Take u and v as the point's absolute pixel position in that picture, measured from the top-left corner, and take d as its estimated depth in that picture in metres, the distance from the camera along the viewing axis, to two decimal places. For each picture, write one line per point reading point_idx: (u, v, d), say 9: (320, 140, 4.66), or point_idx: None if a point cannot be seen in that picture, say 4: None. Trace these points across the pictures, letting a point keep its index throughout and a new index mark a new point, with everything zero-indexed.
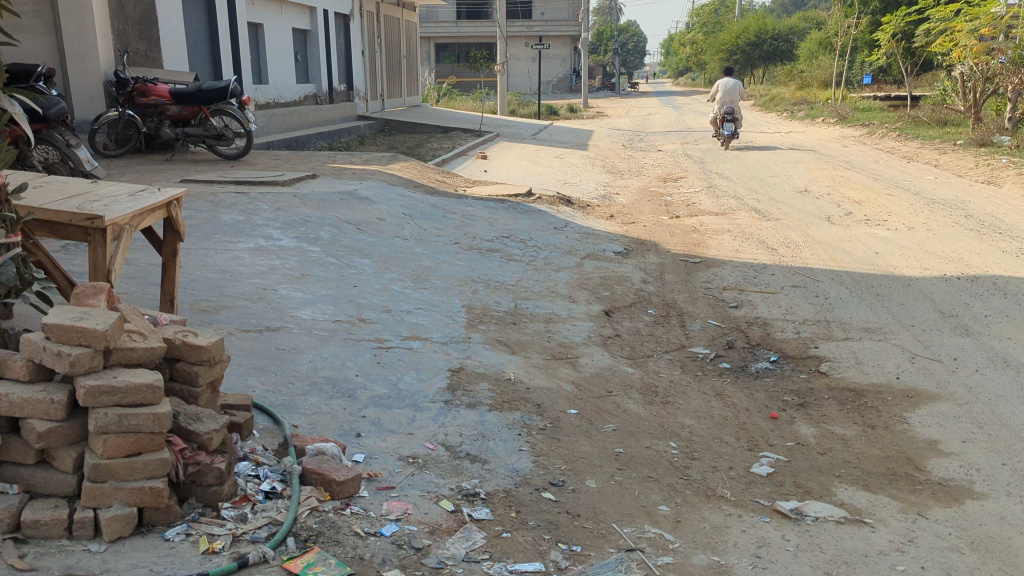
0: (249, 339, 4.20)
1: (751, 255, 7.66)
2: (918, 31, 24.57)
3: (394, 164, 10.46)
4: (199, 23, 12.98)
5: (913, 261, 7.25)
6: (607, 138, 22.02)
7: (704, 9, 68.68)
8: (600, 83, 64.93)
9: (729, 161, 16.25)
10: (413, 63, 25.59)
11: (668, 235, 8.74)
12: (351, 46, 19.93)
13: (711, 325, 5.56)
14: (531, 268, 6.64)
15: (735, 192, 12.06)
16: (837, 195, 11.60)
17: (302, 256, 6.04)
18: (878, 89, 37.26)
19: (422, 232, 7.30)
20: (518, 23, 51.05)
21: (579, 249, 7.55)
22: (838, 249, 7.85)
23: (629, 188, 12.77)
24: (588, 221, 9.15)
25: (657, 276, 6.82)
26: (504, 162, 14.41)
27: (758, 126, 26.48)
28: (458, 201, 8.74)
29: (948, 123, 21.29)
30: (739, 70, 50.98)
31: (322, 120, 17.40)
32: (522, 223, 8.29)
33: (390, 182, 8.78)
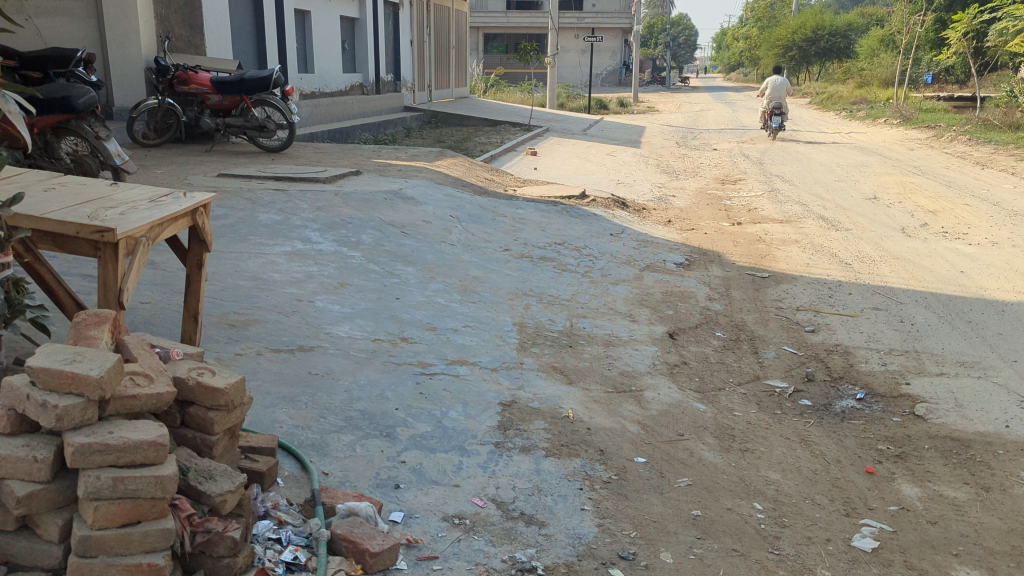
0: (278, 363, 3.81)
1: (823, 271, 7.09)
2: (991, 30, 23.50)
3: (441, 161, 10.06)
4: (245, 10, 12.73)
5: (1003, 282, 6.62)
6: (660, 135, 21.41)
7: (759, 4, 67.22)
8: (651, 76, 64.03)
9: (789, 163, 15.60)
10: (463, 53, 25.20)
11: (731, 244, 8.22)
12: (400, 35, 19.60)
13: (787, 353, 5.03)
14: (586, 281, 6.19)
15: (799, 197, 11.47)
16: (909, 204, 10.93)
17: (341, 263, 5.67)
18: (942, 90, 35.99)
19: (470, 238, 6.88)
20: (569, 14, 50.37)
21: (637, 259, 7.07)
22: (918, 266, 7.25)
23: (686, 190, 12.23)
24: (644, 227, 8.67)
25: (723, 293, 6.31)
26: (555, 159, 13.95)
27: (816, 126, 25.64)
28: (508, 203, 8.32)
29: (1021, 127, 20.29)
30: (795, 67, 49.76)
31: (369, 110, 17.09)
32: (576, 229, 7.82)
33: (437, 181, 8.38)
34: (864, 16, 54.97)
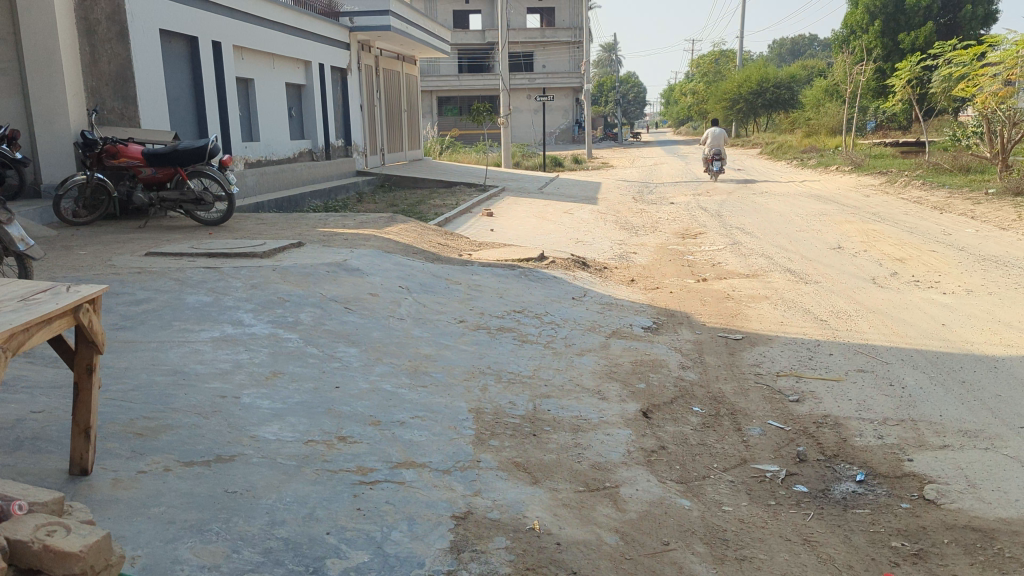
0: (190, 480, 3.23)
1: (798, 330, 6.68)
2: (935, 76, 23.88)
3: (392, 227, 9.58)
4: (183, 79, 12.28)
5: (988, 334, 6.25)
6: (617, 190, 21.25)
7: (704, 60, 68.69)
8: (603, 134, 64.78)
9: (748, 214, 15.40)
10: (415, 115, 24.96)
11: (699, 303, 7.81)
12: (350, 99, 19.26)
13: (773, 429, 4.54)
14: (548, 353, 5.68)
15: (762, 249, 11.17)
16: (875, 252, 10.67)
17: (276, 348, 5.09)
18: (888, 136, 36.69)
19: (422, 309, 6.35)
20: (520, 76, 50.89)
21: (602, 325, 6.59)
22: (897, 319, 6.89)
23: (647, 246, 11.87)
24: (608, 288, 8.23)
25: (696, 360, 5.85)
26: (511, 219, 13.57)
27: (771, 176, 25.74)
28: (462, 269, 7.83)
29: (972, 170, 20.43)
30: (743, 119, 50.60)
31: (319, 176, 16.62)
32: (535, 294, 7.35)
33: (386, 249, 7.89)
34: (806, 69, 56.39)
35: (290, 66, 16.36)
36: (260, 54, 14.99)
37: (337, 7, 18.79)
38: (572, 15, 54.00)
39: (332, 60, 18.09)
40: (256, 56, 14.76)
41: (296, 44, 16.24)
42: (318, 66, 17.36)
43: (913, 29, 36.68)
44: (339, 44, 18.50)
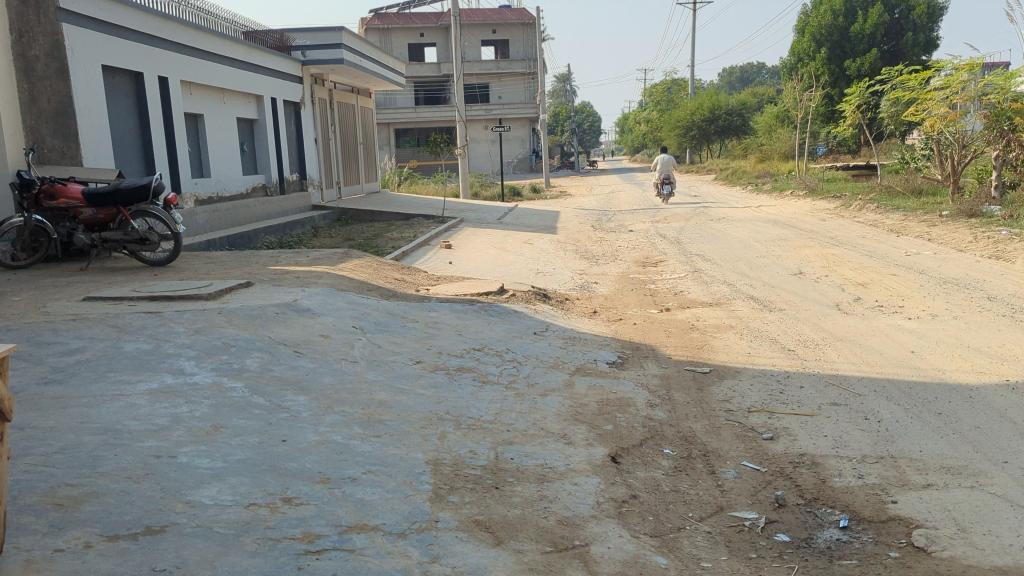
0: (113, 558, 2.89)
1: (767, 361, 6.50)
2: (883, 101, 24.31)
3: (346, 263, 9.27)
4: (129, 115, 11.90)
5: (959, 362, 6.15)
6: (576, 219, 21.17)
7: (657, 88, 69.60)
8: (560, 163, 65.15)
9: (707, 241, 15.36)
10: (371, 148, 24.69)
11: (663, 334, 7.61)
12: (304, 133, 18.95)
13: (748, 471, 4.31)
14: (510, 394, 5.41)
15: (724, 276, 11.06)
16: (836, 277, 10.62)
17: (218, 398, 4.74)
18: (839, 160, 37.30)
19: (377, 350, 6.04)
20: (476, 107, 51.00)
21: (565, 361, 6.34)
22: (865, 348, 6.79)
23: (608, 275, 11.70)
24: (570, 321, 8.00)
25: (664, 396, 5.62)
26: (470, 251, 13.33)
27: (727, 201, 25.89)
28: (419, 305, 7.54)
29: (924, 193, 20.71)
30: (697, 145, 51.21)
31: (273, 212, 16.25)
32: (495, 329, 7.09)
33: (339, 286, 7.59)
34: (757, 97, 57.42)
35: (241, 100, 16.03)
36: (210, 88, 14.65)
37: (289, 41, 18.55)
38: (525, 46, 54.44)
39: (285, 94, 17.80)
40: (205, 90, 14.41)
41: (246, 78, 15.93)
42: (270, 100, 17.05)
43: (858, 56, 37.52)
44: (291, 78, 18.22)
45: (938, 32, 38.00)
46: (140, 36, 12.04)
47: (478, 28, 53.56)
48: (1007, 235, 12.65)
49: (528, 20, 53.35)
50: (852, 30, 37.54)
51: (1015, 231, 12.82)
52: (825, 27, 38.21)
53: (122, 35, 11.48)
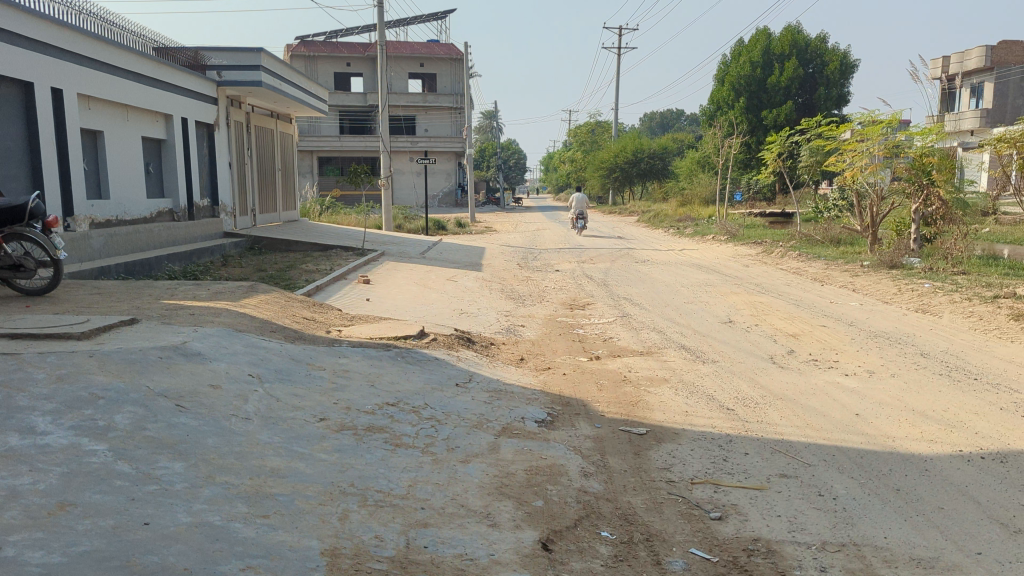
0: None
1: (706, 422, 6.00)
2: (802, 151, 24.70)
3: (251, 298, 8.46)
4: (15, 129, 10.86)
5: (906, 428, 5.75)
6: (500, 256, 20.63)
7: (582, 130, 70.23)
8: (486, 199, 64.94)
9: (634, 284, 15.01)
10: (290, 175, 23.73)
11: (595, 388, 7.03)
12: (218, 157, 17.94)
13: (698, 561, 3.75)
14: (426, 461, 4.73)
15: (653, 323, 10.63)
16: (767, 327, 10.30)
17: (72, 464, 3.93)
18: (757, 206, 37.96)
19: (275, 405, 5.29)
20: (401, 139, 50.41)
21: (489, 419, 5.69)
22: (808, 408, 6.37)
23: (534, 318, 11.15)
24: (495, 370, 7.36)
25: (598, 463, 5.05)
26: (389, 287, 12.61)
27: (651, 243, 25.85)
28: (328, 350, 6.79)
29: (843, 242, 20.92)
30: (620, 187, 51.59)
31: (179, 238, 15.19)
32: (412, 380, 6.41)
33: (239, 326, 6.80)
34: (678, 142, 58.51)
35: (147, 119, 15.03)
36: (111, 105, 13.64)
37: (203, 60, 17.63)
38: (452, 81, 54.28)
39: (198, 115, 16.84)
40: (105, 106, 13.41)
41: (155, 96, 14.98)
42: (180, 120, 16.06)
43: (774, 107, 38.54)
44: (205, 98, 17.28)
45: (849, 88, 39.31)
46: (33, 44, 11.09)
47: (406, 60, 53.18)
48: (929, 287, 12.62)
49: (455, 55, 53.26)
50: (770, 81, 38.51)
51: (938, 283, 12.81)
52: (745, 78, 39.11)
53: (10, 42, 10.52)
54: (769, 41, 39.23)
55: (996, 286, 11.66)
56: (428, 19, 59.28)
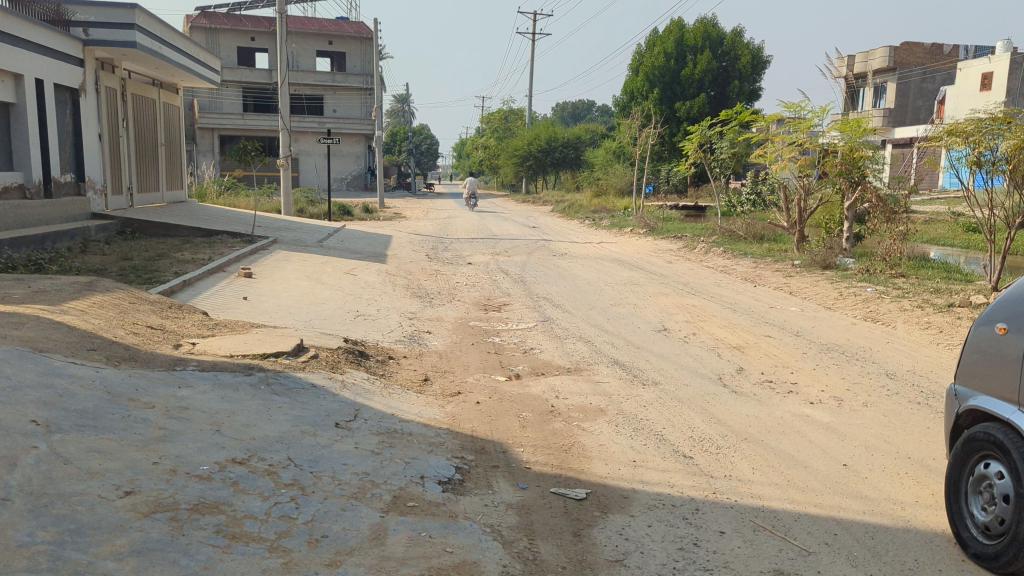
0: None
1: (660, 479, 4.65)
2: (722, 142, 23.72)
3: (83, 299, 6.61)
4: None
5: (915, 490, 4.55)
6: (407, 246, 18.97)
7: (495, 115, 68.72)
8: (396, 184, 62.85)
9: (553, 281, 13.64)
10: (176, 152, 21.34)
11: (516, 425, 5.57)
12: (85, 127, 15.52)
13: None
14: (273, 570, 3.18)
15: (579, 331, 9.24)
16: (708, 337, 9.07)
17: None
18: (672, 199, 37.18)
19: (58, 473, 3.59)
20: (308, 119, 47.88)
21: (375, 484, 4.18)
22: (783, 457, 5.10)
23: (442, 322, 9.62)
24: (390, 400, 5.79)
25: (523, 554, 3.63)
26: (277, 283, 10.84)
27: (568, 235, 24.60)
28: (166, 377, 5.08)
29: (766, 238, 20.00)
30: (532, 175, 50.32)
31: (31, 219, 12.83)
32: (275, 421, 4.82)
33: (41, 342, 5.01)
34: (591, 132, 57.75)
35: None
36: None
37: (65, 14, 15.22)
38: (362, 61, 51.93)
39: (58, 77, 14.39)
40: None
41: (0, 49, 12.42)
42: (35, 81, 13.54)
43: (688, 98, 37.93)
44: (69, 58, 14.86)
45: (761, 83, 38.97)
46: None
47: (313, 37, 50.54)
48: (871, 291, 11.65)
49: (366, 34, 50.96)
50: (683, 73, 37.84)
51: (880, 287, 11.86)
52: (658, 69, 38.29)
53: None
54: (682, 33, 38.56)
55: (944, 294, 10.75)
56: None
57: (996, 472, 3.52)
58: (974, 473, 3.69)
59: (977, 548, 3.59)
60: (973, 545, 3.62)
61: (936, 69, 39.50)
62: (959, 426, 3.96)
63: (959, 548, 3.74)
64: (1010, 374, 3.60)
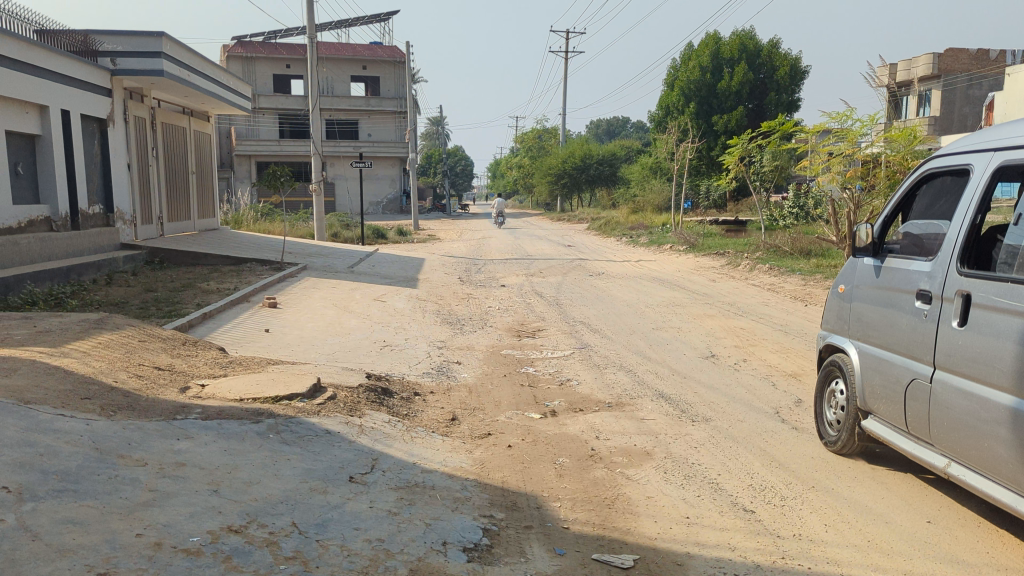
0: None
1: (720, 541, 4.04)
2: (764, 156, 22.97)
3: (87, 338, 6.18)
4: None
5: (1019, 553, 3.90)
6: (440, 269, 18.51)
7: (530, 134, 68.38)
8: (432, 206, 62.80)
9: (590, 303, 13.05)
10: (207, 179, 21.16)
11: (552, 474, 5.00)
12: (114, 158, 15.32)
13: None
14: None
15: (620, 359, 8.63)
16: (760, 364, 8.41)
17: None
18: (711, 214, 36.35)
19: (22, 554, 3.09)
20: (342, 144, 47.94)
21: (390, 554, 3.64)
22: (859, 512, 4.45)
23: (474, 352, 9.07)
24: (413, 447, 5.25)
25: None
26: (303, 313, 10.39)
27: (605, 254, 23.98)
28: (164, 429, 4.60)
29: (814, 253, 19.16)
30: (567, 194, 49.81)
31: (55, 252, 12.53)
32: (282, 477, 4.32)
33: (29, 393, 4.55)
34: (626, 149, 57.17)
35: (18, 109, 12.20)
36: None
37: (93, 44, 15.09)
38: (396, 85, 51.97)
39: (86, 107, 14.18)
40: None
41: (25, 81, 12.20)
42: (61, 112, 13.31)
43: (726, 111, 37.22)
44: (97, 88, 14.68)
45: (799, 94, 38.09)
46: None
47: (347, 62, 50.69)
48: None
49: (399, 58, 50.96)
50: (719, 86, 37.12)
51: None
52: (694, 83, 37.64)
53: None
54: (718, 45, 37.79)
55: None
56: (371, 20, 56.75)
57: (842, 389, 5.38)
58: (829, 389, 5.57)
59: (826, 438, 5.51)
60: (826, 435, 5.53)
61: (982, 75, 38.31)
62: (823, 356, 5.80)
63: (819, 438, 5.68)
64: (844, 322, 5.40)
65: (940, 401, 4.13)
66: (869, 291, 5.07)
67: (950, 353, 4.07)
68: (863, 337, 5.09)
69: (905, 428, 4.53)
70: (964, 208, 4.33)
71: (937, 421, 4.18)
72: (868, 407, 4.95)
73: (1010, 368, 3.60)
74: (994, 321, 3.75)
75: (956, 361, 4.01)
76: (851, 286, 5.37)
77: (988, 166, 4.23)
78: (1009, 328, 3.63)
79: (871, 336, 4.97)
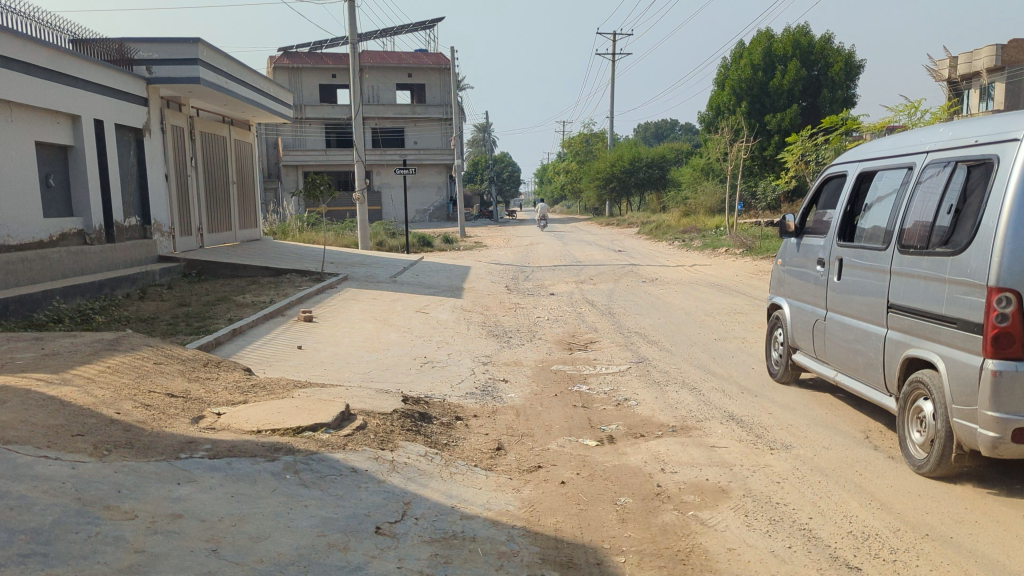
0: None
1: None
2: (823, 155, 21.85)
3: (96, 362, 5.62)
4: None
5: None
6: (486, 277, 17.85)
7: (577, 139, 67.34)
8: (478, 213, 62.22)
9: (644, 312, 12.24)
10: (248, 188, 20.80)
11: (615, 519, 4.26)
12: (150, 168, 14.99)
13: None
14: None
15: (682, 375, 7.85)
16: None
17: None
18: (766, 216, 35.04)
19: None
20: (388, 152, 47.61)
21: None
22: (991, 567, 3.66)
23: (522, 368, 8.37)
24: (450, 486, 4.57)
25: None
26: (339, 327, 9.78)
27: (657, 258, 23.06)
28: (164, 471, 3.99)
29: None
30: (615, 198, 48.75)
31: (87, 266, 12.12)
32: (295, 529, 3.66)
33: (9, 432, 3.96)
34: (676, 151, 55.91)
35: (48, 119, 11.82)
36: None
37: (128, 52, 14.83)
38: (441, 92, 51.57)
39: (120, 116, 13.85)
40: None
41: (56, 91, 11.84)
42: (93, 121, 12.95)
43: (779, 110, 36.03)
44: (132, 96, 14.37)
45: (856, 90, 36.61)
46: None
47: (392, 70, 50.43)
48: None
49: (444, 65, 50.53)
50: (772, 84, 35.91)
51: None
52: (745, 82, 36.51)
53: None
54: (771, 42, 36.53)
55: None
56: (416, 28, 56.46)
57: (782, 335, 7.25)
58: (774, 336, 7.46)
59: (774, 371, 7.38)
60: (773, 369, 7.41)
61: None
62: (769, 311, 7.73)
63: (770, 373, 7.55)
64: (779, 286, 7.36)
65: (827, 329, 6.07)
66: (794, 263, 6.94)
67: (832, 298, 5.99)
68: (789, 294, 7.06)
69: (812, 354, 6.46)
70: (841, 202, 6.22)
71: (826, 345, 6.11)
72: (795, 344, 6.84)
73: (856, 304, 5.57)
74: (852, 274, 5.68)
75: (837, 303, 5.92)
76: (784, 261, 7.21)
77: (855, 173, 6.13)
78: (861, 277, 5.53)
79: (792, 293, 6.94)
